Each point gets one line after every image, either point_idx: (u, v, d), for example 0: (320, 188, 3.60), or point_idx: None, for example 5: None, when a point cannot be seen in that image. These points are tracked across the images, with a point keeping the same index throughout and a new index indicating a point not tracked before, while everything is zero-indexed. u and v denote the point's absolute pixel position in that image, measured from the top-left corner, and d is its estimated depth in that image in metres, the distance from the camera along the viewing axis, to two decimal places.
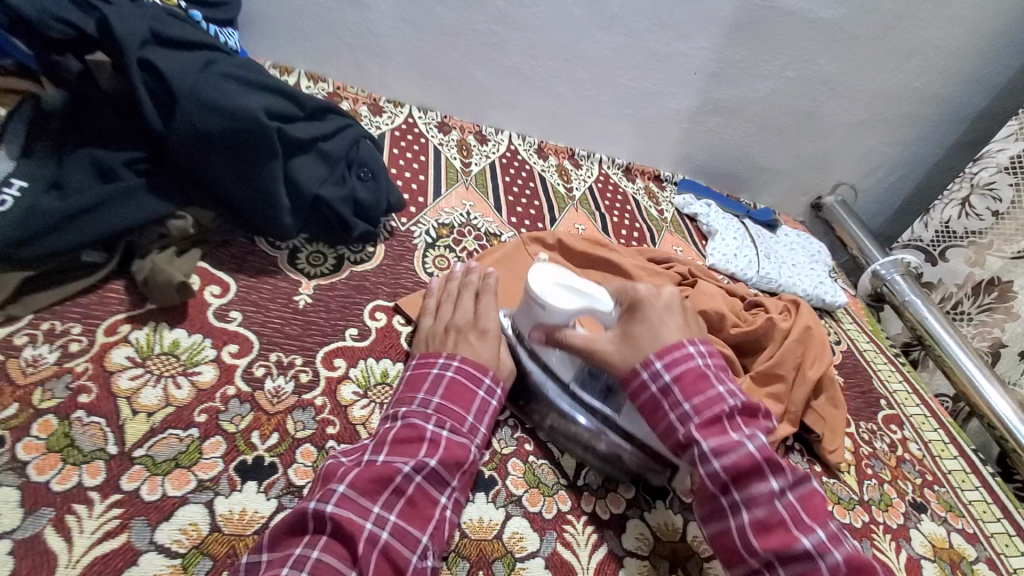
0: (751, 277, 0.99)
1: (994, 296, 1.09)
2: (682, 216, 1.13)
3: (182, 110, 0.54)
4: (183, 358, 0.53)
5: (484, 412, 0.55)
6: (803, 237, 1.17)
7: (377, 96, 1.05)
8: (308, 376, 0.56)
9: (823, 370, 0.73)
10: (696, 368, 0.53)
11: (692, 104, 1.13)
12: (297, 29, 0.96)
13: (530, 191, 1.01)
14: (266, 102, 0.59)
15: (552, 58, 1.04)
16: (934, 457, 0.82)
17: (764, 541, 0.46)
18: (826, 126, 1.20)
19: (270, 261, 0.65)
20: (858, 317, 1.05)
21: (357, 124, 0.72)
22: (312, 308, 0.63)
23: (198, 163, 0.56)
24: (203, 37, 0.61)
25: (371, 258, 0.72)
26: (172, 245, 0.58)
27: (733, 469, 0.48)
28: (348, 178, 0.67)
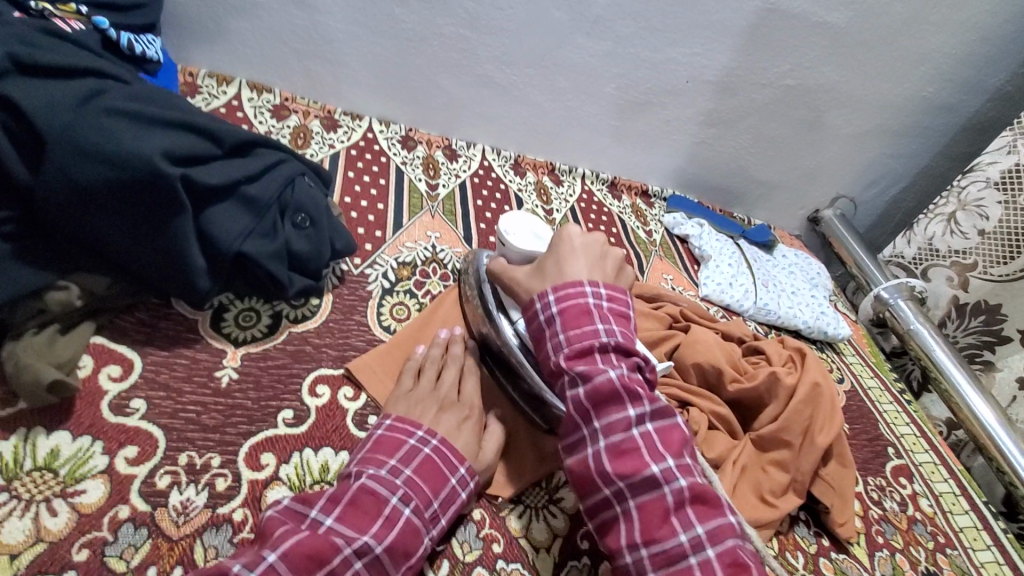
0: (746, 308, 0.90)
1: (981, 319, 1.03)
2: (672, 237, 1.04)
3: (54, 160, 0.43)
4: (63, 473, 0.43)
5: (451, 503, 0.48)
6: (800, 257, 1.09)
7: (333, 108, 0.93)
8: (226, 481, 0.46)
9: (834, 434, 0.64)
10: (582, 306, 0.52)
11: (682, 114, 1.03)
12: (237, 34, 0.84)
13: (505, 215, 0.91)
14: (169, 142, 0.48)
15: (528, 65, 0.93)
16: (945, 513, 0.75)
17: (616, 466, 0.45)
18: (826, 136, 1.11)
19: (188, 327, 0.55)
20: (860, 348, 0.97)
21: (292, 158, 0.61)
22: (237, 387, 0.52)
23: (81, 221, 0.46)
24: (90, 62, 0.49)
25: (315, 314, 0.62)
26: (54, 322, 0.48)
27: (596, 394, 0.47)
28: (281, 227, 0.56)
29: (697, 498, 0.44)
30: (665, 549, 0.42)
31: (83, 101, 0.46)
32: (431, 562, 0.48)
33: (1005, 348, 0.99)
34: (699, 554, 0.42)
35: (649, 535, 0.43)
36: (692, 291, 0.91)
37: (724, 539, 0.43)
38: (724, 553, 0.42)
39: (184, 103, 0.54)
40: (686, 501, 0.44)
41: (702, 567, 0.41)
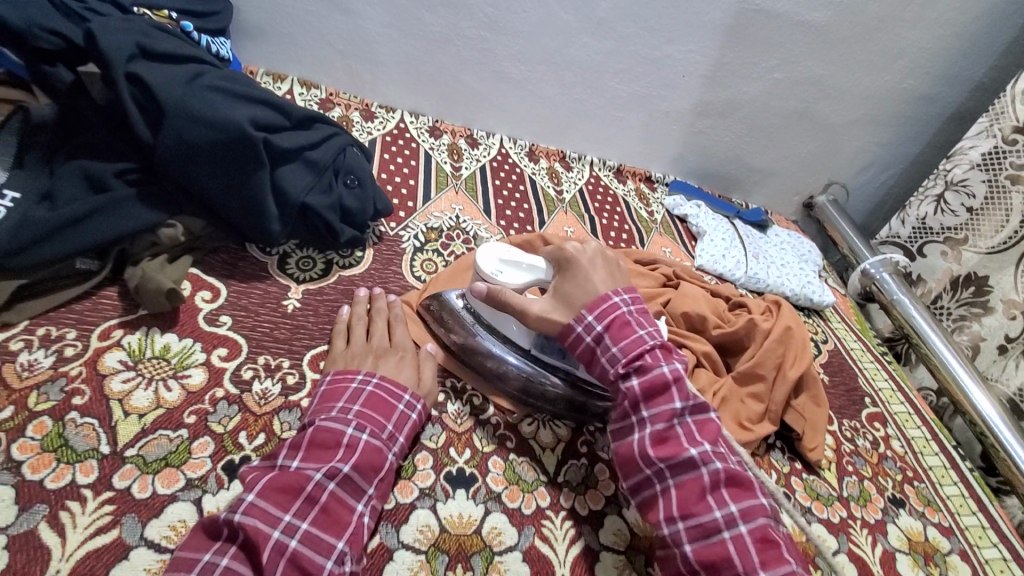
0: (738, 277, 1.00)
1: (971, 291, 1.09)
2: (672, 218, 1.14)
3: (170, 124, 0.57)
4: (174, 362, 0.55)
5: (404, 425, 0.55)
6: (792, 237, 1.18)
7: (370, 102, 1.07)
8: (294, 378, 0.58)
9: (804, 370, 0.74)
10: (621, 317, 0.57)
11: (681, 106, 1.14)
12: (290, 37, 0.98)
13: (520, 194, 1.03)
14: (251, 112, 0.61)
15: (540, 62, 1.05)
16: (916, 454, 0.83)
17: (657, 450, 0.51)
18: (815, 126, 1.21)
19: (261, 266, 0.67)
20: (846, 315, 1.06)
21: (343, 133, 0.74)
22: (300, 312, 0.65)
23: (184, 173, 0.59)
24: (192, 53, 0.63)
25: (359, 263, 0.74)
26: (163, 253, 0.61)
27: (647, 387, 0.53)
28: (335, 185, 0.69)
29: (732, 482, 0.50)
30: (701, 523, 0.48)
31: (190, 79, 0.60)
32: (456, 449, 0.59)
33: (989, 318, 1.06)
34: (733, 529, 0.47)
35: (686, 509, 0.49)
36: (687, 262, 1.01)
37: (756, 519, 0.48)
38: (756, 530, 0.48)
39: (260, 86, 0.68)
40: (721, 482, 0.50)
41: (734, 539, 0.47)
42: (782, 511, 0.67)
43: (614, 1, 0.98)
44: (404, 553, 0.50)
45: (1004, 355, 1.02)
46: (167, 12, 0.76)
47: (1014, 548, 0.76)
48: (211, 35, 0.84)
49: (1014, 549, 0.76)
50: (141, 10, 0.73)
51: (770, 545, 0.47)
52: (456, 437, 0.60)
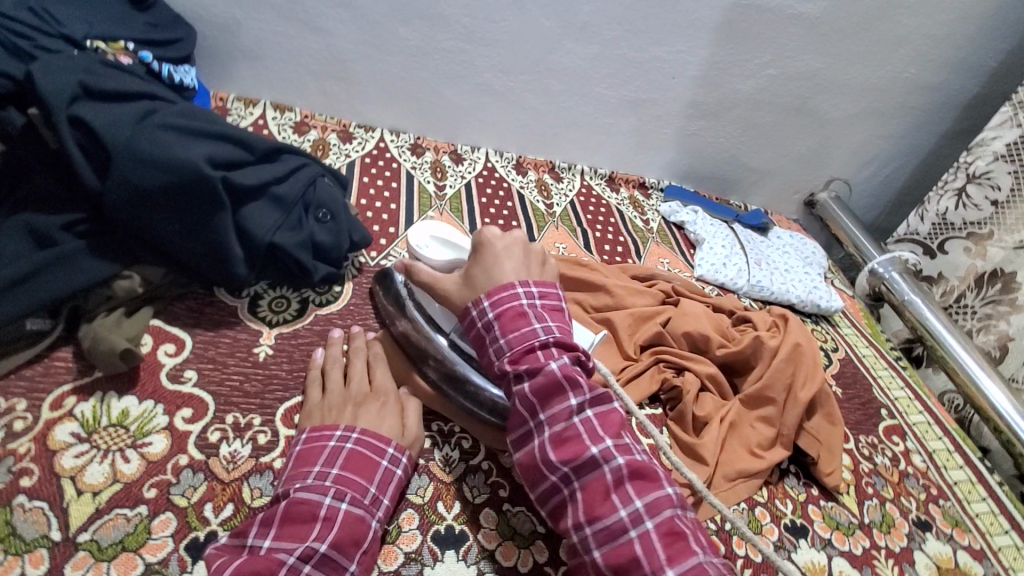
0: (740, 286, 0.96)
1: (997, 288, 1.04)
2: (668, 225, 1.10)
3: (118, 169, 0.52)
4: (133, 429, 0.51)
5: (389, 484, 0.50)
6: (794, 238, 1.13)
7: (347, 122, 1.02)
8: (266, 436, 0.54)
9: (816, 390, 0.70)
10: (517, 314, 0.53)
11: (672, 108, 1.09)
12: (260, 60, 0.94)
13: (508, 211, 0.98)
14: (209, 151, 0.56)
15: (523, 72, 1.01)
16: (939, 468, 0.79)
17: (559, 453, 0.46)
18: (813, 122, 1.16)
19: (230, 311, 0.63)
20: (856, 319, 1.02)
21: (313, 162, 0.70)
22: (273, 360, 0.60)
23: (139, 221, 0.54)
24: (143, 88, 0.58)
25: (337, 300, 0.70)
26: (120, 306, 0.56)
27: (539, 389, 0.48)
28: (305, 221, 0.65)
29: (636, 475, 0.45)
30: (608, 526, 0.43)
31: (140, 119, 0.55)
32: (444, 503, 0.55)
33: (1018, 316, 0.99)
34: (639, 527, 0.42)
35: (592, 513, 0.44)
36: (687, 273, 0.97)
37: (661, 510, 0.43)
38: (662, 524, 0.42)
39: (220, 119, 0.64)
40: (625, 477, 0.44)
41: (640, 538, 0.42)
42: (800, 547, 0.62)
43: (597, 5, 0.93)
44: None
45: None
46: (124, 44, 0.71)
47: None
48: (173, 64, 0.80)
49: None
50: (95, 42, 0.68)
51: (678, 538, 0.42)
52: (445, 489, 0.56)
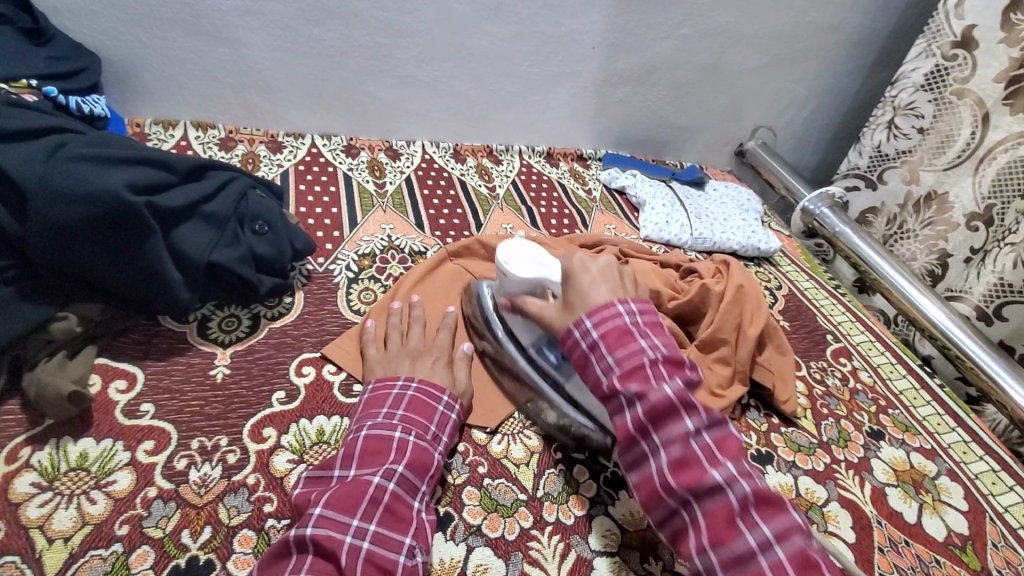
0: (685, 241, 1.00)
1: (933, 209, 1.08)
2: (611, 192, 1.13)
3: (35, 209, 0.50)
4: (95, 470, 0.50)
5: (446, 423, 0.58)
6: (731, 188, 1.18)
7: (275, 132, 1.04)
8: (236, 455, 0.53)
9: (762, 326, 0.74)
10: (689, 451, 0.47)
11: (598, 78, 1.11)
12: (175, 80, 0.93)
13: (452, 199, 0.99)
14: (129, 176, 0.55)
15: (445, 59, 1.02)
16: (884, 380, 0.84)
17: (713, 546, 0.44)
18: (732, 75, 1.21)
19: (179, 338, 0.62)
20: (795, 257, 1.07)
21: (242, 176, 0.70)
22: (231, 380, 0.60)
23: (65, 258, 0.52)
24: (50, 122, 0.56)
25: (289, 311, 0.69)
26: (61, 349, 0.55)
27: (653, 412, 0.48)
28: (242, 235, 0.64)
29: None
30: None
31: (50, 153, 0.53)
32: None
33: (955, 234, 1.05)
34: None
35: (717, 540, 0.44)
36: (632, 235, 1.00)
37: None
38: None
39: (134, 143, 0.61)
40: (749, 505, 0.45)
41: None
42: (768, 472, 0.66)
43: None
44: None
45: (970, 265, 1.03)
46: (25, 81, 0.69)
47: (1000, 457, 0.78)
48: (80, 95, 0.78)
49: (999, 458, 0.78)
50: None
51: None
52: None
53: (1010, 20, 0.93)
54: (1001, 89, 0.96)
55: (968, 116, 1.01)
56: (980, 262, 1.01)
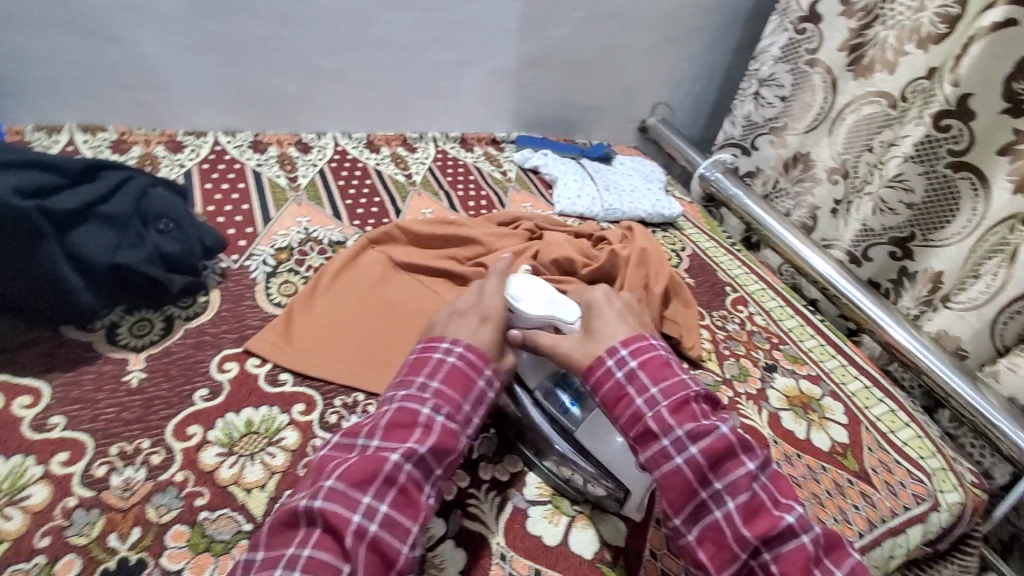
0: (596, 213, 1.07)
1: (800, 169, 1.16)
2: (525, 172, 1.17)
3: None
4: (7, 487, 0.53)
5: (479, 404, 0.60)
6: (636, 162, 1.24)
7: (173, 132, 1.02)
8: (161, 456, 0.57)
9: (665, 283, 0.81)
10: (756, 496, 0.53)
11: (503, 63, 1.15)
12: (57, 84, 0.90)
13: (369, 188, 1.01)
14: (13, 180, 0.57)
15: (349, 49, 1.03)
16: (776, 321, 0.95)
17: (751, 527, 0.52)
18: (627, 55, 1.27)
19: (87, 346, 0.65)
20: (697, 221, 1.16)
21: (140, 173, 0.70)
22: (149, 385, 0.63)
23: None
24: None
25: (205, 309, 0.73)
26: None
27: (716, 454, 0.54)
28: (147, 235, 0.66)
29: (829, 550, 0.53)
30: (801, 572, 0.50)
31: None
32: None
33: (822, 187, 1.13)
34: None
35: None
36: (548, 211, 1.06)
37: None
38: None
39: (20, 147, 0.63)
40: (822, 553, 0.52)
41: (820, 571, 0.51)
42: None
43: None
44: None
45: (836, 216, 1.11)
46: None
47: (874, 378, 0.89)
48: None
49: (874, 378, 0.89)
50: None
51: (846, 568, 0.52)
52: None
53: None
54: (844, 57, 1.06)
55: (822, 83, 1.09)
56: (844, 212, 1.09)
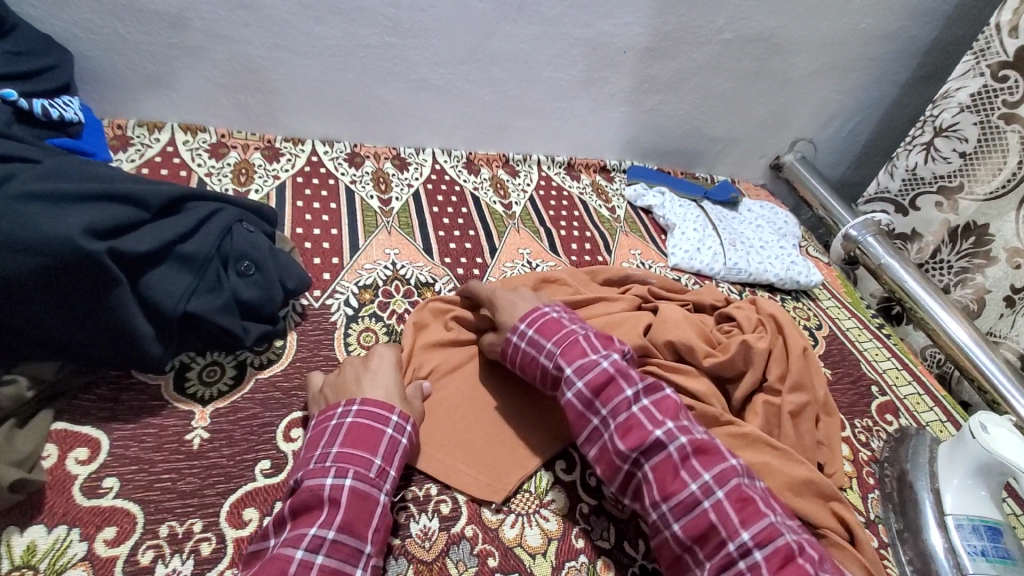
0: (716, 271, 0.99)
1: None
2: (636, 210, 1.13)
3: (53, 227, 0.48)
4: (42, 569, 0.47)
5: (394, 453, 0.55)
6: (765, 209, 1.17)
7: (272, 137, 0.98)
8: (210, 545, 0.51)
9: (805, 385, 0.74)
10: (668, 462, 0.53)
11: (664, 77, 1.09)
12: (178, 88, 0.89)
13: (464, 218, 0.97)
14: (87, 218, 0.50)
15: (574, 45, 0.99)
16: None
17: (625, 442, 0.54)
18: (776, 84, 1.17)
19: (152, 393, 0.60)
20: (921, 375, 0.94)
21: (230, 207, 0.65)
22: (210, 447, 0.57)
23: (21, 316, 0.49)
24: (12, 151, 0.53)
25: (279, 357, 0.67)
26: (9, 417, 0.51)
27: (595, 390, 0.58)
28: (226, 278, 0.60)
29: (701, 450, 0.54)
30: (682, 500, 0.51)
31: None
32: None
33: None
34: (710, 498, 0.51)
35: (666, 491, 0.52)
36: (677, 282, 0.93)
37: (729, 479, 0.52)
38: (773, 554, 0.48)
39: (96, 173, 0.57)
40: (692, 461, 0.53)
41: (715, 509, 0.50)
42: None
43: None
44: None
45: None
46: None
47: None
48: (48, 98, 0.73)
49: None
50: None
51: (750, 505, 0.50)
52: None
53: None
54: None
55: None
56: None
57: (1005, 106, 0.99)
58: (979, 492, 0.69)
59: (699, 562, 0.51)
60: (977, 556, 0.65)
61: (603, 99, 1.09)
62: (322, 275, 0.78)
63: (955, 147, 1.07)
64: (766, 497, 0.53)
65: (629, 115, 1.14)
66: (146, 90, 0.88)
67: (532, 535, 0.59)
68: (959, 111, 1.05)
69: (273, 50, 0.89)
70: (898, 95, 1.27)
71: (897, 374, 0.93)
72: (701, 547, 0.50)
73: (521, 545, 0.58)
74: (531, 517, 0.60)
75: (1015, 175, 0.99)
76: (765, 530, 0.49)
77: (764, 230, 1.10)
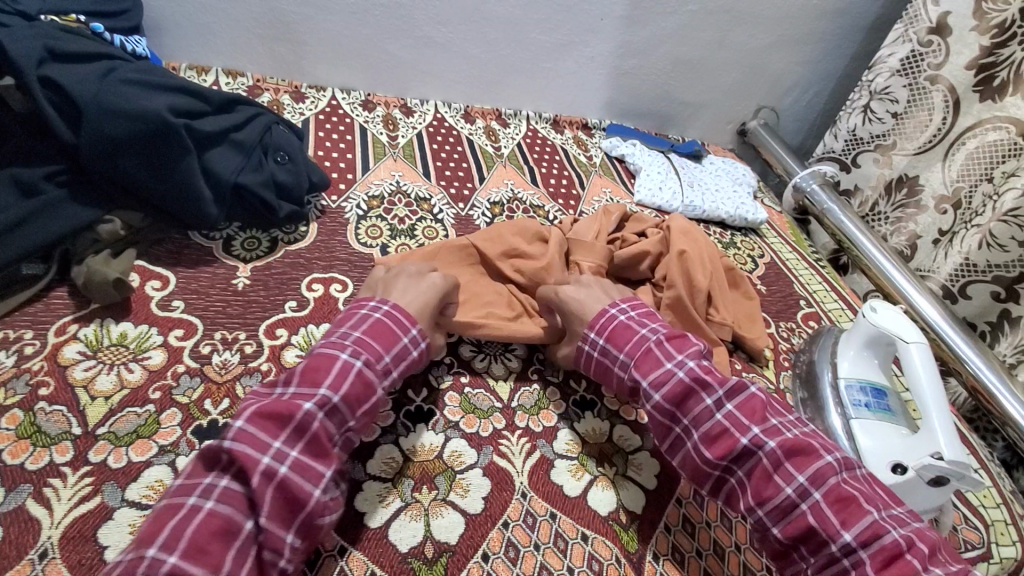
0: (675, 207, 1.15)
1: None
2: (611, 159, 1.29)
3: (145, 105, 0.65)
4: (132, 347, 0.64)
5: (366, 322, 0.62)
6: (725, 163, 1.33)
7: (299, 83, 1.16)
8: (251, 347, 0.68)
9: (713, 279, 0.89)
10: (761, 469, 0.58)
11: (637, 42, 1.26)
12: (222, 38, 1.08)
13: (458, 155, 1.14)
14: (169, 101, 0.68)
15: (558, 10, 1.16)
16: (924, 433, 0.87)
17: (713, 450, 0.60)
18: (737, 54, 1.34)
19: (206, 251, 0.77)
20: (846, 296, 1.10)
21: (268, 113, 0.83)
22: (250, 288, 0.75)
23: (116, 168, 0.66)
24: (101, 50, 0.69)
25: (303, 238, 0.84)
26: (106, 248, 0.69)
27: (676, 400, 0.63)
28: (266, 164, 0.78)
29: (794, 453, 0.57)
30: (780, 503, 0.56)
31: (102, 75, 0.66)
32: None
33: None
34: (809, 499, 0.55)
35: (761, 496, 0.57)
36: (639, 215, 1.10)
37: (826, 479, 0.56)
38: (879, 553, 0.51)
39: (169, 75, 0.74)
40: (783, 459, 0.57)
41: (814, 512, 0.55)
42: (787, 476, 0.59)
43: None
44: (451, 442, 0.66)
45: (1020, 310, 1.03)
46: (76, 15, 0.82)
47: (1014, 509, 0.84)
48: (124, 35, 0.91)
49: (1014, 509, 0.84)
50: (49, 17, 0.78)
51: (849, 505, 0.54)
52: None
53: (982, 9, 1.04)
54: (972, 76, 1.08)
55: None
56: None
57: (930, 68, 1.14)
58: (869, 363, 0.84)
59: (806, 559, 0.55)
60: (860, 406, 0.78)
61: (584, 61, 1.26)
62: (338, 185, 0.96)
63: (887, 109, 1.23)
64: (864, 490, 0.56)
65: (608, 76, 1.30)
66: (196, 37, 1.06)
67: (498, 367, 0.75)
68: (890, 75, 1.21)
69: (303, 6, 1.06)
70: (850, 68, 1.42)
71: (825, 293, 1.08)
72: (806, 545, 0.55)
73: (488, 372, 0.74)
74: (497, 356, 0.77)
75: (940, 129, 1.14)
76: (868, 529, 0.52)
77: (723, 178, 1.27)
